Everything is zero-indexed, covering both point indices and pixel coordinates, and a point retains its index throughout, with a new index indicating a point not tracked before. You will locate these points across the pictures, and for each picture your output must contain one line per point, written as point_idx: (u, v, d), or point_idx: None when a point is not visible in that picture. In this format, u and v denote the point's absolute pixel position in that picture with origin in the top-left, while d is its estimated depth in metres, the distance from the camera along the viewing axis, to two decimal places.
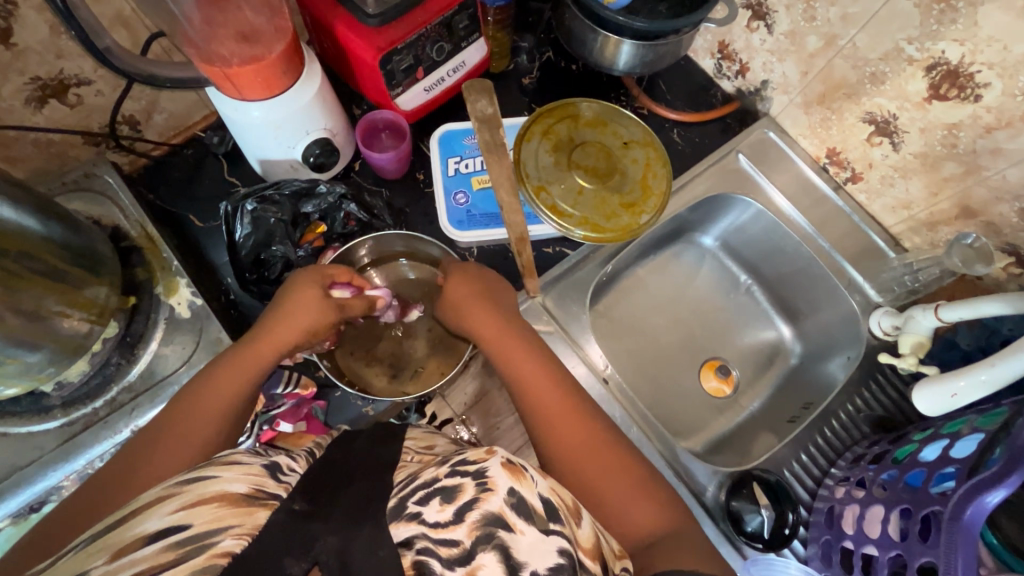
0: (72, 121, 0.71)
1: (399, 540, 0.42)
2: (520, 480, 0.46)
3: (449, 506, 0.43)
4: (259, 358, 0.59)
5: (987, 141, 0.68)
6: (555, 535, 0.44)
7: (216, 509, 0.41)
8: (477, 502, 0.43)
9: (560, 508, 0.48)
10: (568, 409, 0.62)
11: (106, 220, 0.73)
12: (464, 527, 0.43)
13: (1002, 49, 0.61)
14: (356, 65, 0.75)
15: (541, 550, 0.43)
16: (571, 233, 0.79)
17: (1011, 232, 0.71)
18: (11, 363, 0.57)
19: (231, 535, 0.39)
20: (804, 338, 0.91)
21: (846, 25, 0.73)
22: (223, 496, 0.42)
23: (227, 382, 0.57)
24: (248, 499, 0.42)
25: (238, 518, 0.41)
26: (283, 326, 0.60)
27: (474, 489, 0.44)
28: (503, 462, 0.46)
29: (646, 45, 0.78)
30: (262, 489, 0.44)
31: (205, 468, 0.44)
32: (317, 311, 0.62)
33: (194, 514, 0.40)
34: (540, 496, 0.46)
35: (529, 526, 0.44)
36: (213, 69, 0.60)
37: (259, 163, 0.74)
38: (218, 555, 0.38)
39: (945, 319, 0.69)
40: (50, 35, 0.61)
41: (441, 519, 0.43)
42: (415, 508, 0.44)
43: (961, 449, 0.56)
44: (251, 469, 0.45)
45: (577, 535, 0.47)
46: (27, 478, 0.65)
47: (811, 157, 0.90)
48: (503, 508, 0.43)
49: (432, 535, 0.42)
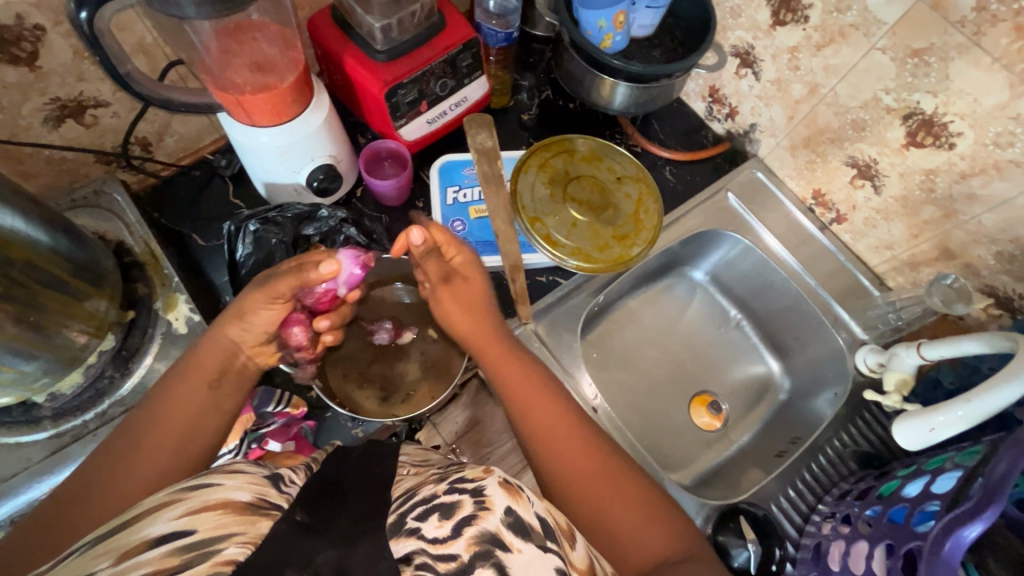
0: (86, 140, 0.74)
1: (399, 555, 0.42)
2: (516, 499, 0.45)
3: (447, 522, 0.43)
4: (214, 356, 0.60)
5: (963, 186, 0.71)
6: (551, 553, 0.43)
7: (223, 515, 0.40)
8: (475, 518, 0.43)
9: (556, 529, 0.47)
10: (559, 419, 0.63)
11: (111, 235, 0.74)
12: (462, 541, 0.42)
13: (972, 101, 0.65)
14: (363, 97, 0.79)
15: (539, 568, 0.42)
16: (565, 262, 0.81)
17: (989, 274, 0.74)
18: (6, 371, 0.58)
19: (234, 542, 0.39)
20: (793, 373, 0.92)
21: (828, 75, 0.77)
22: (225, 504, 0.41)
23: (192, 384, 0.58)
24: (252, 508, 0.42)
25: (241, 527, 0.40)
26: (227, 324, 0.60)
27: (471, 505, 0.44)
28: (501, 481, 0.46)
29: (640, 87, 0.83)
30: (265, 498, 0.43)
31: (209, 476, 0.44)
32: (248, 305, 0.60)
33: (199, 518, 0.40)
34: (536, 516, 0.46)
35: (526, 543, 0.43)
36: (226, 96, 0.64)
37: (264, 186, 0.77)
38: (222, 563, 0.37)
39: (927, 357, 0.71)
40: (73, 59, 0.64)
41: (440, 535, 0.42)
42: (415, 523, 0.44)
43: (942, 485, 0.57)
44: (254, 478, 0.45)
45: (573, 556, 0.47)
46: (10, 489, 0.65)
47: (798, 198, 0.93)
48: (500, 527, 0.43)
49: (431, 551, 0.41)
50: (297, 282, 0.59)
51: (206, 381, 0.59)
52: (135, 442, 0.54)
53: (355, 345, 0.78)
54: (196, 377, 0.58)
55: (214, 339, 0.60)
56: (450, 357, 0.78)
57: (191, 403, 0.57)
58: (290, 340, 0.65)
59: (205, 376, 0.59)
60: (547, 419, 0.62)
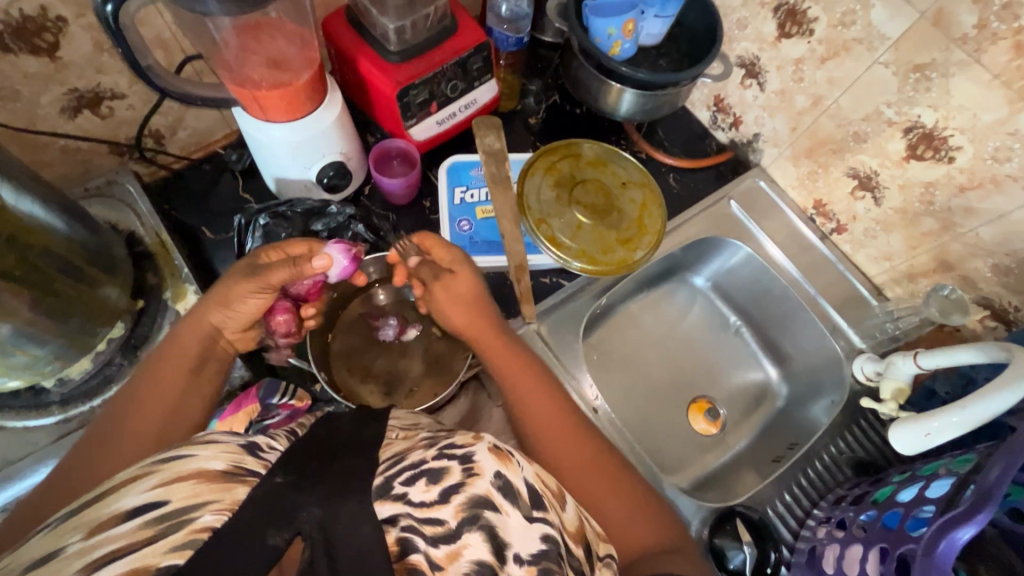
0: (101, 130, 0.75)
1: (383, 517, 0.41)
2: (506, 464, 0.46)
3: (435, 487, 0.43)
4: (194, 343, 0.59)
5: (961, 200, 0.72)
6: (538, 521, 0.45)
7: (196, 485, 0.39)
8: (464, 485, 0.43)
9: (545, 495, 0.48)
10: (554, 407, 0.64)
11: (122, 225, 0.76)
12: (451, 507, 0.42)
13: (971, 116, 0.67)
14: (374, 97, 0.80)
15: (526, 535, 0.43)
16: (569, 264, 0.82)
17: (986, 286, 0.75)
18: (18, 355, 0.59)
19: (210, 510, 0.38)
20: (790, 380, 0.93)
21: (832, 87, 0.79)
22: (201, 473, 0.40)
23: (174, 370, 0.58)
24: (226, 476, 0.40)
25: (217, 494, 0.39)
26: (206, 311, 0.60)
27: (460, 473, 0.44)
28: (491, 447, 0.47)
29: (647, 95, 0.84)
30: (241, 465, 0.42)
31: (183, 445, 0.43)
32: (230, 289, 0.59)
33: (172, 490, 0.39)
34: (524, 481, 0.47)
35: (514, 508, 0.44)
36: (243, 90, 0.65)
37: (275, 181, 0.78)
38: (197, 530, 0.37)
39: (923, 366, 0.72)
40: (93, 51, 0.65)
41: (426, 499, 0.43)
42: (402, 489, 0.43)
43: (936, 492, 0.59)
44: (228, 447, 0.43)
45: (562, 519, 0.48)
46: (18, 472, 0.66)
47: (799, 207, 0.94)
48: (490, 490, 0.44)
49: (416, 514, 0.42)
50: (290, 275, 0.59)
51: (188, 367, 0.58)
52: (121, 421, 0.54)
53: (360, 341, 0.79)
54: (180, 357, 0.59)
55: (192, 322, 0.60)
56: (453, 355, 0.79)
57: (173, 385, 0.57)
58: (275, 327, 0.69)
59: (186, 361, 0.59)
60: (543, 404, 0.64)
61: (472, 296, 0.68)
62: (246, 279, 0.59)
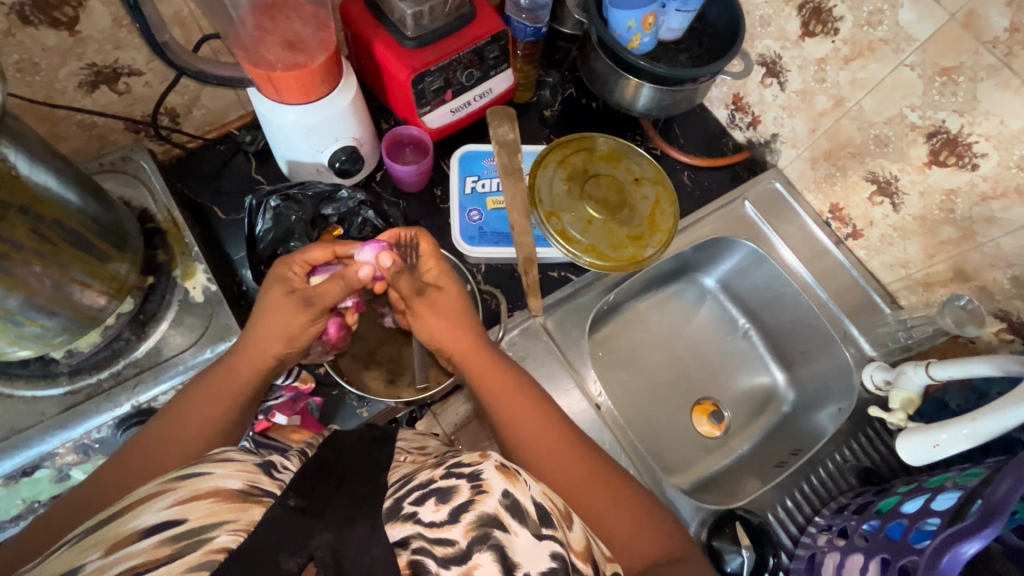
0: (118, 106, 0.75)
1: (394, 539, 0.42)
2: (513, 482, 0.45)
3: (444, 507, 0.43)
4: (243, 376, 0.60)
5: (983, 209, 0.71)
6: (547, 539, 0.43)
7: (212, 503, 0.40)
8: (473, 502, 0.43)
9: (553, 513, 0.47)
10: (537, 419, 0.62)
11: (136, 202, 0.76)
12: (460, 527, 0.42)
13: (999, 123, 0.65)
14: (389, 82, 0.80)
15: (534, 553, 0.42)
16: (578, 259, 0.81)
17: (1003, 297, 0.73)
18: (29, 326, 0.59)
19: (226, 530, 0.38)
20: (797, 386, 0.92)
21: (854, 89, 0.77)
22: (216, 492, 0.40)
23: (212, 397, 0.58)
24: (242, 495, 0.41)
25: (232, 514, 0.39)
26: (264, 344, 0.60)
27: (469, 491, 0.44)
28: (497, 465, 0.46)
29: (665, 90, 0.83)
30: (257, 485, 0.43)
31: (198, 465, 0.43)
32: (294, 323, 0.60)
33: (189, 508, 0.39)
34: (532, 499, 0.46)
35: (522, 527, 0.43)
36: (258, 71, 0.65)
37: (287, 163, 0.78)
38: (214, 551, 0.37)
39: (935, 377, 0.71)
40: (112, 26, 0.65)
41: (437, 519, 0.42)
42: (412, 508, 0.44)
43: (942, 504, 0.58)
44: (244, 466, 0.44)
45: (569, 538, 0.47)
46: (24, 441, 0.67)
47: (815, 211, 0.92)
48: (499, 509, 0.43)
49: (427, 534, 0.42)
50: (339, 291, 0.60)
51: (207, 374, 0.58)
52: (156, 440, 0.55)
53: (364, 327, 0.80)
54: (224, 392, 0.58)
55: (241, 352, 0.60)
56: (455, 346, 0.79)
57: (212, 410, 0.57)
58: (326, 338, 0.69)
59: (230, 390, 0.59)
60: (533, 416, 0.62)
61: (451, 308, 0.66)
62: (290, 315, 0.60)
